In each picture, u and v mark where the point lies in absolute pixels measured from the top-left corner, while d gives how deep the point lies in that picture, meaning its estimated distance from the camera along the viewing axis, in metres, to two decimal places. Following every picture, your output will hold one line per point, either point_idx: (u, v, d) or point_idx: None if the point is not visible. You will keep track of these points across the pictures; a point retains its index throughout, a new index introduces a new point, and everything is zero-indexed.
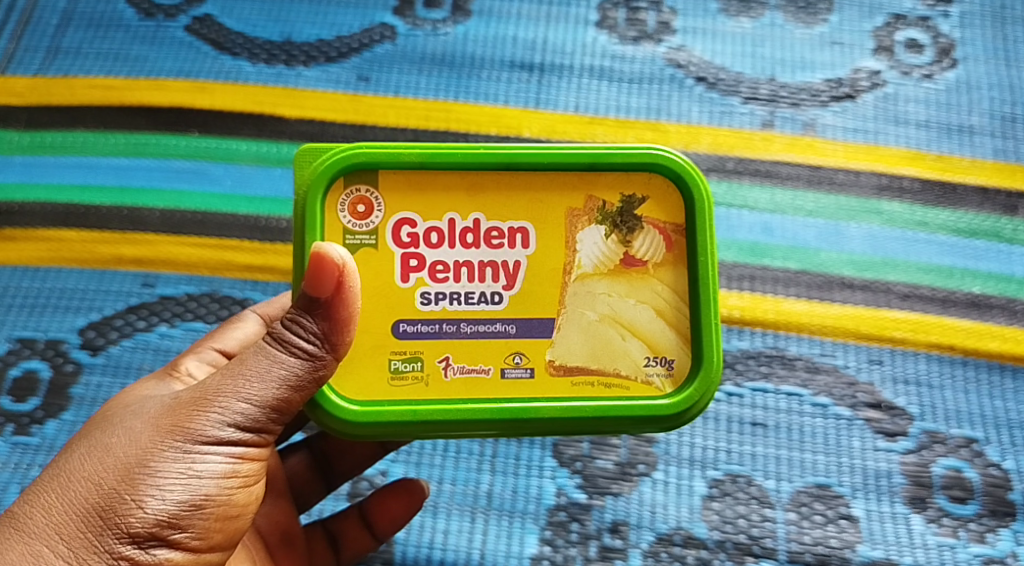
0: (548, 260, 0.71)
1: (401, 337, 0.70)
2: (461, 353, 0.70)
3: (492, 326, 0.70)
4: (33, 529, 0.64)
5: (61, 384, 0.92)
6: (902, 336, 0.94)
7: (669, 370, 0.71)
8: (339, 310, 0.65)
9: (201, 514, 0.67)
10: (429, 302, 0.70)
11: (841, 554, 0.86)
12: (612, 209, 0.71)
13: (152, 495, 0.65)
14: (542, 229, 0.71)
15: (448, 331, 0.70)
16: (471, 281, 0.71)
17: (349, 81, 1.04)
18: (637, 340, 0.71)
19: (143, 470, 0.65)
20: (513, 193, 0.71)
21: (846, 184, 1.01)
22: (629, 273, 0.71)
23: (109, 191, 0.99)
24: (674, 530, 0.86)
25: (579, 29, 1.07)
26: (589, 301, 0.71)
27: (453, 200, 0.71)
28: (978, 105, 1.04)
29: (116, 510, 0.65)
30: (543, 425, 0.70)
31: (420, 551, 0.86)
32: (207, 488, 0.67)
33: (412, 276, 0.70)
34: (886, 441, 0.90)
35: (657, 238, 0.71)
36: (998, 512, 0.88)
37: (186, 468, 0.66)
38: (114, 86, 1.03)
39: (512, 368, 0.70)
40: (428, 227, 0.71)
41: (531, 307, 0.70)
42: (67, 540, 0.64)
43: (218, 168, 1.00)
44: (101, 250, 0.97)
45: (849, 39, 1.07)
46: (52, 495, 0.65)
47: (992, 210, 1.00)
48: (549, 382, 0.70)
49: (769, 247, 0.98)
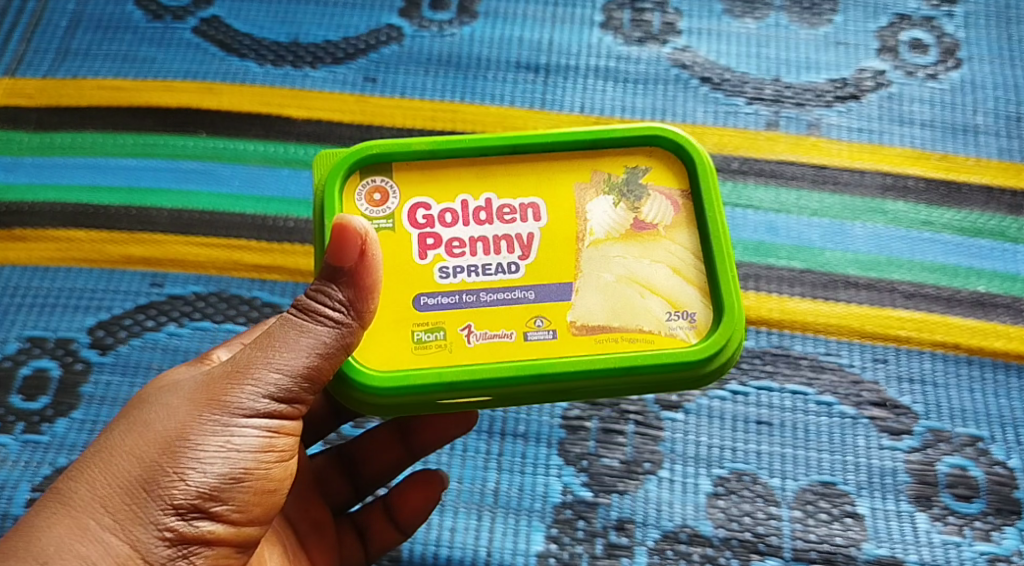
0: (561, 230, 0.72)
1: (422, 309, 0.71)
2: (482, 320, 0.71)
3: (510, 294, 0.71)
4: (79, 502, 0.65)
5: (71, 383, 0.92)
6: (906, 335, 0.94)
7: (692, 323, 0.71)
8: (363, 277, 0.67)
9: (241, 487, 0.68)
10: (448, 275, 0.72)
11: (845, 552, 0.86)
12: (617, 180, 0.74)
13: (194, 467, 0.66)
14: (553, 204, 0.73)
15: (468, 300, 0.71)
16: (488, 254, 0.72)
17: (355, 82, 1.05)
18: (656, 298, 0.71)
19: (183, 442, 0.66)
20: (521, 173, 0.74)
21: (850, 184, 1.01)
22: (642, 235, 0.72)
23: (119, 192, 1.00)
24: (680, 528, 0.86)
25: (583, 30, 1.08)
26: (605, 266, 0.72)
27: (464, 183, 0.73)
28: (982, 105, 1.04)
29: (160, 482, 0.65)
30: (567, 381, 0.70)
31: (426, 549, 0.86)
32: (245, 462, 0.67)
33: (430, 253, 0.72)
34: (891, 439, 0.90)
35: (665, 204, 0.73)
36: (1003, 510, 0.87)
37: (225, 441, 0.67)
38: (123, 87, 1.04)
39: (534, 330, 0.70)
40: (442, 207, 0.73)
41: (549, 273, 0.72)
42: (113, 512, 0.64)
43: (226, 169, 1.01)
44: (110, 250, 0.97)
45: (854, 39, 1.08)
46: (95, 470, 0.65)
47: (997, 209, 1.00)
48: (572, 341, 0.70)
49: (774, 246, 0.99)
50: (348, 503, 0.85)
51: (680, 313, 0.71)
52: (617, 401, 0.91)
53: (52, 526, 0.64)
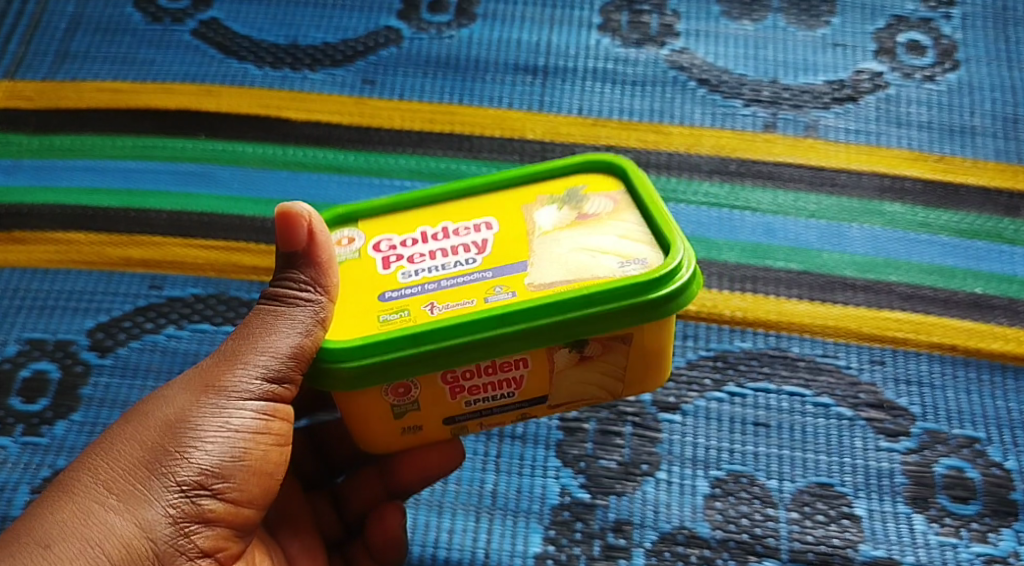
0: (516, 232, 0.71)
1: (385, 302, 0.69)
2: (441, 297, 0.69)
3: (470, 276, 0.69)
4: (83, 487, 0.64)
5: (70, 385, 0.89)
6: (903, 337, 0.94)
7: (645, 263, 0.68)
8: (317, 254, 0.69)
9: (241, 467, 0.68)
10: (408, 275, 0.70)
11: (842, 554, 0.85)
12: (562, 194, 0.73)
13: (194, 447, 0.66)
14: (508, 216, 0.72)
15: (428, 288, 0.69)
16: (449, 257, 0.71)
17: (354, 84, 1.05)
18: (612, 255, 0.69)
19: (184, 425, 0.66)
20: (478, 201, 0.74)
21: (848, 185, 1.02)
22: (588, 222, 0.71)
23: (118, 194, 0.99)
24: (678, 529, 0.86)
25: (582, 31, 1.10)
26: (561, 245, 0.70)
27: (426, 217, 0.74)
28: (979, 107, 1.06)
29: (162, 463, 0.65)
30: (528, 336, 0.67)
31: (425, 550, 0.86)
32: (244, 443, 0.68)
33: (392, 265, 0.71)
34: (888, 441, 0.90)
35: (605, 200, 0.72)
36: (1000, 512, 0.87)
37: (224, 422, 0.67)
38: (122, 89, 1.05)
39: (492, 296, 0.68)
40: (402, 238, 0.73)
41: (507, 256, 0.70)
42: (117, 495, 0.64)
43: (224, 171, 1.01)
44: (109, 252, 0.96)
45: (851, 41, 1.10)
46: (97, 456, 0.65)
47: (995, 210, 1.00)
48: (531, 293, 0.68)
49: (771, 248, 0.99)
50: (340, 541, 0.84)
51: (635, 261, 0.68)
52: (614, 404, 0.92)
53: (56, 512, 0.63)
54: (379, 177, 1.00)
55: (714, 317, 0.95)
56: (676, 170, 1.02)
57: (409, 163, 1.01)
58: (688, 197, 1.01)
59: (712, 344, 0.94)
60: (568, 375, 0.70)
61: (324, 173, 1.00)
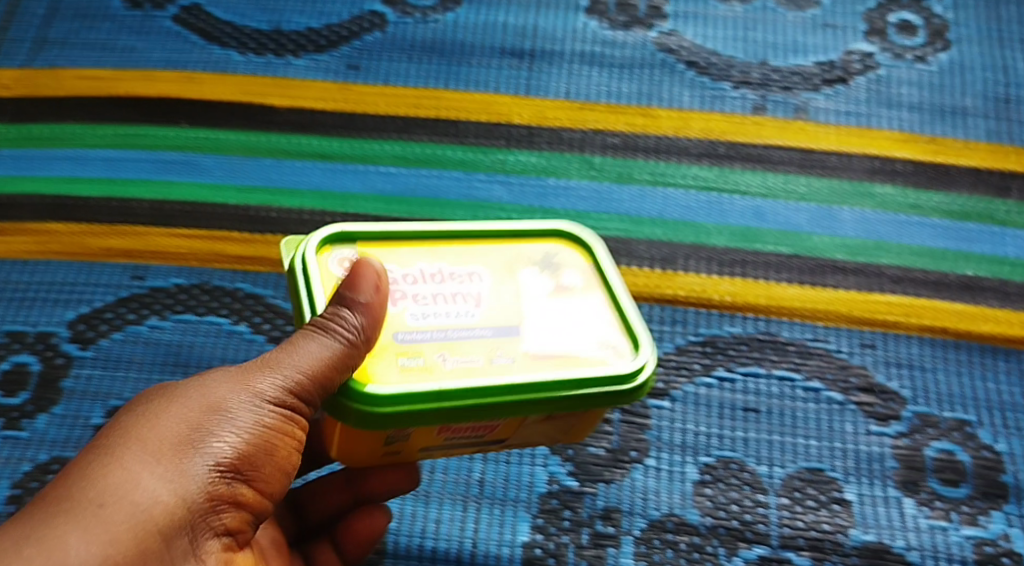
0: (514, 288, 0.69)
1: (392, 346, 0.65)
2: (447, 348, 0.66)
3: (476, 332, 0.66)
4: (129, 452, 0.59)
5: (51, 377, 0.88)
6: (894, 320, 0.93)
7: (624, 354, 0.68)
8: (379, 309, 0.64)
9: (274, 461, 0.63)
10: (414, 319, 0.66)
11: (832, 539, 0.85)
12: (546, 255, 0.71)
13: (239, 434, 0.61)
14: (502, 269, 0.70)
15: (434, 337, 0.66)
16: (455, 304, 0.68)
17: (338, 70, 1.04)
18: (594, 338, 0.68)
19: (232, 408, 0.61)
20: (472, 247, 0.71)
21: (838, 168, 1.01)
22: (565, 294, 0.70)
23: (98, 184, 0.98)
24: (667, 517, 0.86)
25: (569, 15, 1.08)
26: (552, 315, 0.68)
27: (425, 251, 0.70)
28: (971, 87, 1.05)
29: (210, 437, 0.60)
30: (510, 409, 0.65)
31: (411, 540, 0.85)
32: (283, 439, 0.63)
33: (395, 301, 0.67)
34: (879, 425, 0.89)
35: (579, 270, 0.71)
36: (990, 494, 0.86)
37: (272, 414, 0.62)
38: (101, 76, 1.03)
39: (499, 357, 0.66)
40: (403, 272, 0.69)
41: (509, 314, 0.68)
42: (164, 464, 0.59)
43: (207, 159, 1.00)
44: (90, 242, 0.95)
45: (842, 22, 1.08)
46: (146, 422, 0.60)
47: (986, 191, 1.00)
48: (533, 362, 0.66)
49: (761, 231, 0.98)
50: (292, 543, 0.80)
51: (625, 352, 0.68)
52: None
53: (105, 473, 0.58)
54: (364, 164, 0.99)
55: (703, 302, 0.94)
56: (664, 154, 1.01)
57: (394, 148, 1.00)
58: (677, 181, 1.00)
59: (701, 328, 0.93)
60: (531, 428, 0.69)
61: (308, 160, 0.99)
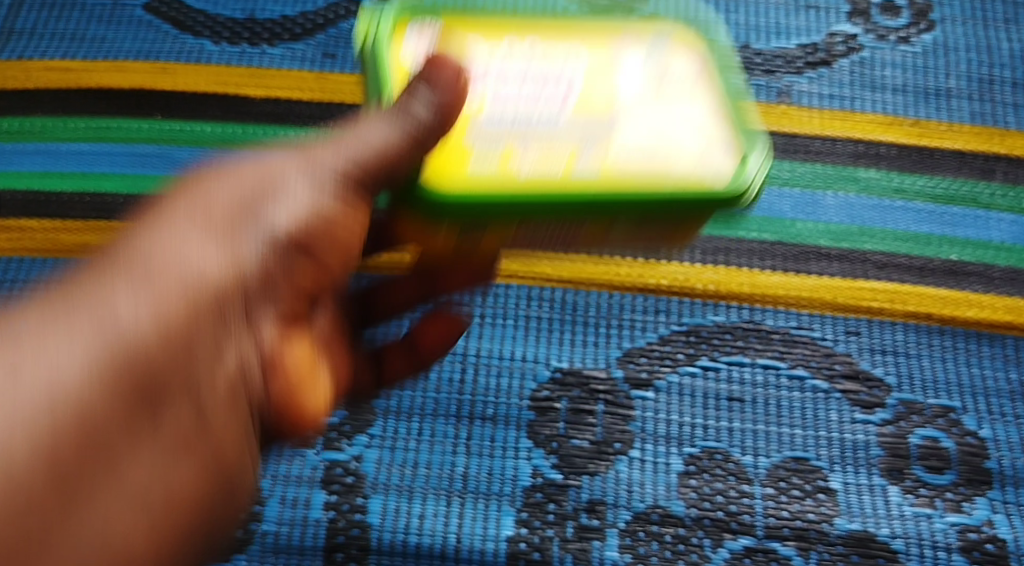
0: (606, 88, 0.66)
1: (467, 143, 0.63)
2: (528, 153, 0.62)
3: (560, 131, 0.63)
4: (160, 236, 0.59)
5: None
6: (878, 307, 0.93)
7: (728, 162, 0.63)
8: (459, 100, 0.61)
9: (314, 259, 0.62)
10: (495, 118, 0.64)
11: (818, 528, 0.85)
12: (647, 40, 0.68)
13: (281, 208, 0.61)
14: (600, 70, 0.66)
15: (516, 137, 0.63)
16: (538, 99, 0.65)
17: (314, 59, 1.02)
18: (688, 141, 0.64)
19: (281, 188, 0.61)
20: (557, 29, 0.68)
21: (822, 152, 1.00)
22: (664, 90, 0.66)
23: (71, 178, 0.96)
24: (652, 508, 0.85)
25: None
26: (648, 123, 0.64)
27: (507, 32, 0.68)
28: (954, 68, 1.04)
29: (257, 216, 0.60)
30: (601, 209, 0.61)
31: (395, 537, 0.84)
32: (334, 226, 0.62)
33: (473, 100, 0.65)
34: (863, 413, 0.89)
35: (688, 65, 0.67)
36: (974, 481, 0.86)
37: (323, 174, 0.62)
38: (71, 68, 1.01)
39: (581, 161, 0.62)
40: (486, 60, 0.67)
41: (597, 114, 0.64)
42: (199, 226, 0.60)
43: (183, 151, 0.98)
44: (63, 238, 0.93)
45: (825, 3, 1.07)
46: (183, 211, 0.61)
47: (970, 174, 0.99)
48: (619, 178, 0.61)
49: (744, 218, 0.97)
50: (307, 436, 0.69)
51: (735, 153, 0.64)
52: (585, 380, 0.90)
53: (138, 255, 0.58)
54: None
55: (685, 292, 0.94)
56: None
57: None
58: None
59: (685, 318, 0.93)
60: (616, 236, 0.65)
61: None
